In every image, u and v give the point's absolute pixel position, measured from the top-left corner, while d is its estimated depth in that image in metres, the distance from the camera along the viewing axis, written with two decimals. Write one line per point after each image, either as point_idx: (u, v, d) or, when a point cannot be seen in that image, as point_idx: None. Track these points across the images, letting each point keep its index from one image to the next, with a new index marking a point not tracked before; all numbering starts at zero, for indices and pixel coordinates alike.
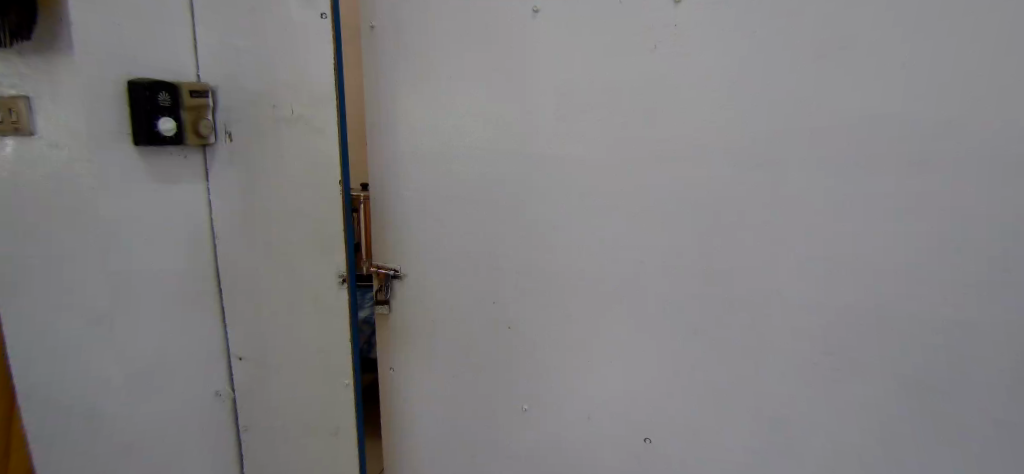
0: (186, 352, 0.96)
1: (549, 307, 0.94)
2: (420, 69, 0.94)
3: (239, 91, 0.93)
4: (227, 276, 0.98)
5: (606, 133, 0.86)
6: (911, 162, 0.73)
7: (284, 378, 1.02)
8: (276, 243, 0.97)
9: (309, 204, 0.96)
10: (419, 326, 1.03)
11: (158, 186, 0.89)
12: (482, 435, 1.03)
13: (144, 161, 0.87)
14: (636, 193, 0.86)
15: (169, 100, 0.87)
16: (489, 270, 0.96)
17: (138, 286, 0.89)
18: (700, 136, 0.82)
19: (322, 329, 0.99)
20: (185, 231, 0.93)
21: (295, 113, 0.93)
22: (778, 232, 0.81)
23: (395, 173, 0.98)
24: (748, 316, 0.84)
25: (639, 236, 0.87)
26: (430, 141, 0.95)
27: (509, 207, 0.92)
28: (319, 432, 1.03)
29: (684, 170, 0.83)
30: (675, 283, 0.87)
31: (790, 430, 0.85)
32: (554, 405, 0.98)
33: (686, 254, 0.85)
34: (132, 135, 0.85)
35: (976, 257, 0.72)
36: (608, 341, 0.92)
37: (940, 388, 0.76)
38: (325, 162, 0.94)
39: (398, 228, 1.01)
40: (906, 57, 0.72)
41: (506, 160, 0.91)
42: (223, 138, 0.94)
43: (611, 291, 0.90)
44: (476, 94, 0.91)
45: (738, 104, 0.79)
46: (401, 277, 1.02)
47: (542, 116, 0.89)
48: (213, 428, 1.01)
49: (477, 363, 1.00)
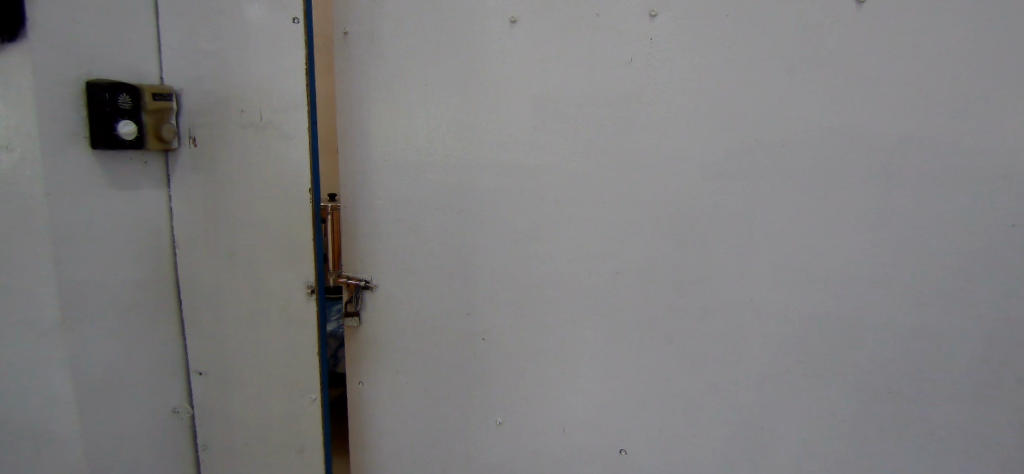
0: (141, 365, 0.90)
1: (524, 318, 0.92)
2: (394, 76, 0.92)
3: (204, 95, 0.90)
4: (187, 285, 0.94)
5: (583, 143, 0.85)
6: (876, 176, 0.75)
7: (248, 392, 0.97)
8: (240, 251, 0.94)
9: (276, 214, 0.92)
10: (390, 338, 1.00)
11: (115, 192, 0.85)
12: (454, 449, 1.01)
13: (100, 165, 0.83)
14: (612, 203, 0.86)
15: (129, 102, 0.83)
16: (463, 281, 0.94)
17: (91, 298, 0.82)
18: (675, 149, 0.82)
19: (288, 341, 0.96)
20: (142, 241, 0.89)
21: (264, 119, 0.90)
22: (750, 242, 0.81)
23: (366, 182, 0.96)
24: (722, 327, 0.84)
25: (614, 247, 0.86)
26: (404, 148, 0.93)
27: (484, 216, 0.91)
28: (283, 449, 0.99)
29: (659, 180, 0.83)
30: (650, 293, 0.86)
31: (764, 440, 0.85)
32: (528, 417, 0.96)
33: (661, 264, 0.85)
34: (88, 138, 0.80)
35: (940, 264, 0.75)
36: (584, 353, 0.91)
37: (906, 395, 0.78)
38: (294, 169, 0.91)
39: (369, 238, 0.98)
40: (870, 76, 0.74)
41: (482, 168, 0.90)
42: (186, 143, 0.92)
43: (585, 302, 0.89)
44: (452, 101, 0.90)
45: (711, 116, 0.80)
46: (372, 288, 0.99)
47: (518, 125, 0.88)
48: (168, 447, 0.96)
49: (449, 375, 0.98)
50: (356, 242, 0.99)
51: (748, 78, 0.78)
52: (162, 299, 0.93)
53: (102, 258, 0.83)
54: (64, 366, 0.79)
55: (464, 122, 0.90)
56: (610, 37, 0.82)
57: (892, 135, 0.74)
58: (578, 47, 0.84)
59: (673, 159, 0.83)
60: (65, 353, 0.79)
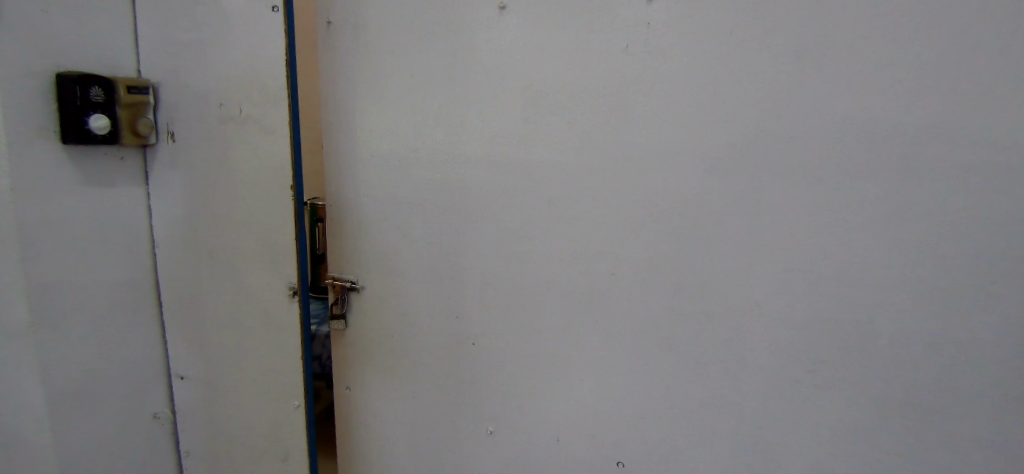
0: (120, 370, 0.87)
1: (516, 321, 0.88)
2: (379, 68, 0.88)
3: (183, 89, 0.87)
4: (167, 287, 0.91)
5: (576, 137, 0.81)
6: (901, 167, 0.66)
7: (231, 397, 0.94)
8: (222, 250, 0.90)
9: (258, 213, 0.89)
10: (377, 341, 0.96)
11: (89, 190, 0.81)
12: (445, 458, 0.96)
13: (73, 161, 0.79)
14: (607, 201, 0.81)
15: (101, 95, 0.79)
16: (453, 282, 0.90)
17: (62, 301, 0.78)
18: (674, 142, 0.77)
19: (272, 345, 0.92)
20: (120, 239, 0.86)
21: (244, 113, 0.86)
22: (756, 242, 0.74)
23: (352, 179, 0.92)
24: (726, 333, 0.77)
25: (609, 246, 0.82)
26: (389, 144, 0.89)
27: (473, 214, 0.87)
28: (268, 457, 0.95)
29: (657, 176, 0.78)
30: (648, 295, 0.81)
31: (776, 460, 0.77)
32: (520, 423, 0.91)
33: (660, 265, 0.80)
34: (58, 133, 0.77)
35: (990, 271, 0.64)
36: (579, 358, 0.86)
37: (939, 419, 0.68)
38: (276, 165, 0.87)
39: (355, 237, 0.94)
40: (892, 53, 0.65)
41: (472, 164, 0.86)
42: (164, 138, 0.88)
43: (580, 303, 0.84)
44: (438, 94, 0.86)
45: (714, 106, 0.74)
46: (358, 289, 0.95)
47: (507, 118, 0.83)
48: (150, 455, 0.92)
49: (438, 380, 0.94)
50: (342, 242, 0.95)
51: (753, 61, 0.71)
52: (141, 301, 0.89)
53: (75, 259, 0.80)
54: (34, 372, 0.76)
55: (453, 115, 0.86)
56: (603, 23, 0.78)
57: (921, 121, 0.65)
58: (572, 35, 0.79)
59: (675, 153, 0.77)
60: (35, 359, 0.76)
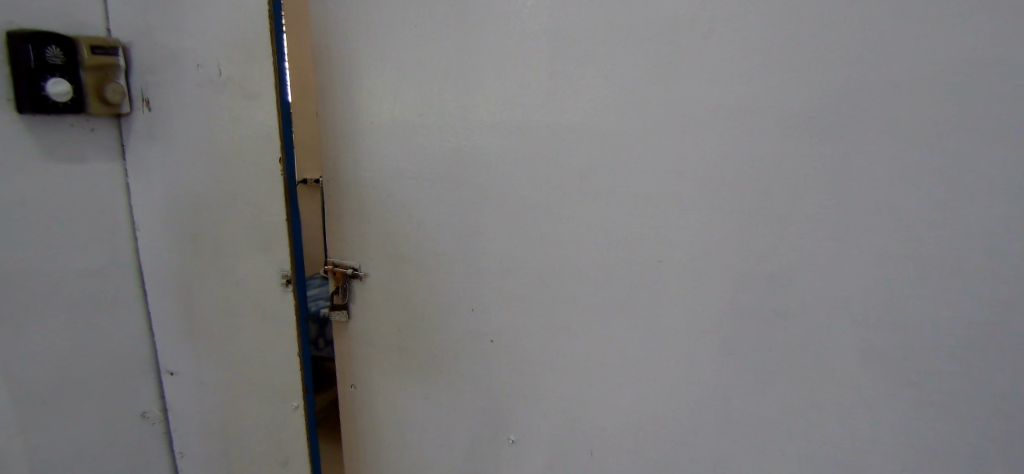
0: (102, 367, 0.79)
1: (540, 318, 0.72)
2: (379, 17, 0.74)
3: (158, 50, 0.76)
4: (153, 274, 0.82)
5: (614, 90, 0.61)
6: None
7: (224, 396, 0.85)
8: (208, 235, 0.80)
9: (245, 192, 0.78)
10: (383, 334, 0.86)
11: (54, 168, 0.71)
12: (460, 466, 0.85)
13: (33, 134, 0.69)
14: (653, 170, 0.61)
15: (61, 57, 0.69)
16: (467, 270, 0.76)
17: (27, 292, 0.69)
18: (748, 89, 0.54)
19: (266, 340, 0.82)
20: (96, 222, 0.77)
21: (224, 76, 0.74)
22: (873, 222, 0.51)
23: (353, 151, 0.81)
24: (818, 345, 0.56)
25: (656, 229, 0.62)
26: (393, 109, 0.76)
27: (489, 190, 0.72)
28: (267, 460, 0.87)
29: (723, 135, 0.56)
30: (709, 291, 0.60)
31: None
32: (545, 441, 0.76)
33: (725, 253, 0.58)
34: (12, 100, 0.67)
35: None
36: (616, 366, 0.68)
37: None
38: (262, 136, 0.75)
39: (358, 218, 0.83)
40: None
41: (485, 130, 0.70)
42: (141, 107, 0.78)
43: (616, 301, 0.66)
44: (446, 44, 0.70)
45: (826, 33, 0.51)
46: (361, 277, 0.85)
47: (528, 69, 0.66)
48: (142, 455, 0.85)
49: (451, 381, 0.82)
50: (345, 223, 0.84)
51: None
52: (124, 290, 0.81)
53: (40, 245, 0.70)
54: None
55: (463, 74, 0.70)
56: None
57: None
58: None
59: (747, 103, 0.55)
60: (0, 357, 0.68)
